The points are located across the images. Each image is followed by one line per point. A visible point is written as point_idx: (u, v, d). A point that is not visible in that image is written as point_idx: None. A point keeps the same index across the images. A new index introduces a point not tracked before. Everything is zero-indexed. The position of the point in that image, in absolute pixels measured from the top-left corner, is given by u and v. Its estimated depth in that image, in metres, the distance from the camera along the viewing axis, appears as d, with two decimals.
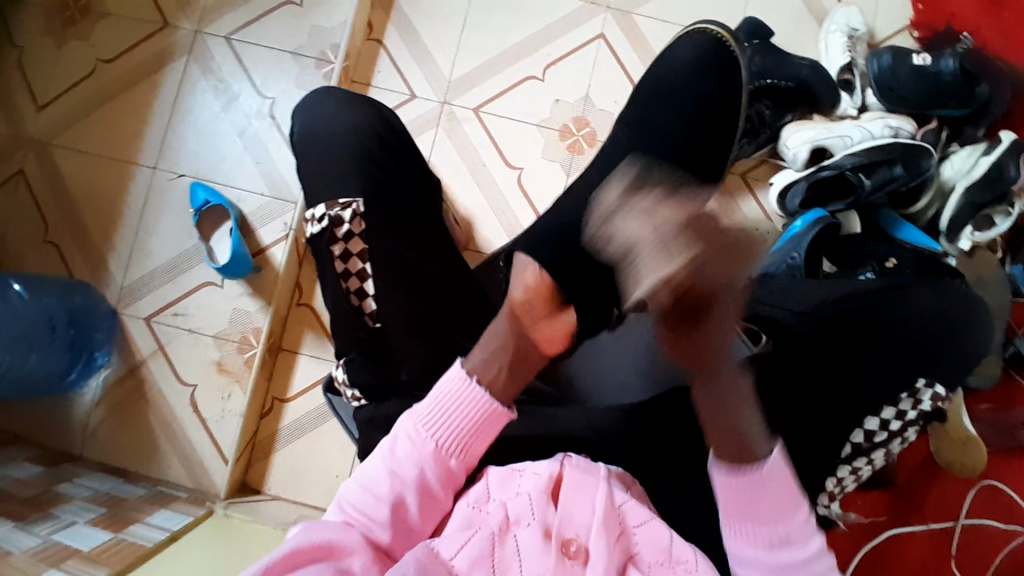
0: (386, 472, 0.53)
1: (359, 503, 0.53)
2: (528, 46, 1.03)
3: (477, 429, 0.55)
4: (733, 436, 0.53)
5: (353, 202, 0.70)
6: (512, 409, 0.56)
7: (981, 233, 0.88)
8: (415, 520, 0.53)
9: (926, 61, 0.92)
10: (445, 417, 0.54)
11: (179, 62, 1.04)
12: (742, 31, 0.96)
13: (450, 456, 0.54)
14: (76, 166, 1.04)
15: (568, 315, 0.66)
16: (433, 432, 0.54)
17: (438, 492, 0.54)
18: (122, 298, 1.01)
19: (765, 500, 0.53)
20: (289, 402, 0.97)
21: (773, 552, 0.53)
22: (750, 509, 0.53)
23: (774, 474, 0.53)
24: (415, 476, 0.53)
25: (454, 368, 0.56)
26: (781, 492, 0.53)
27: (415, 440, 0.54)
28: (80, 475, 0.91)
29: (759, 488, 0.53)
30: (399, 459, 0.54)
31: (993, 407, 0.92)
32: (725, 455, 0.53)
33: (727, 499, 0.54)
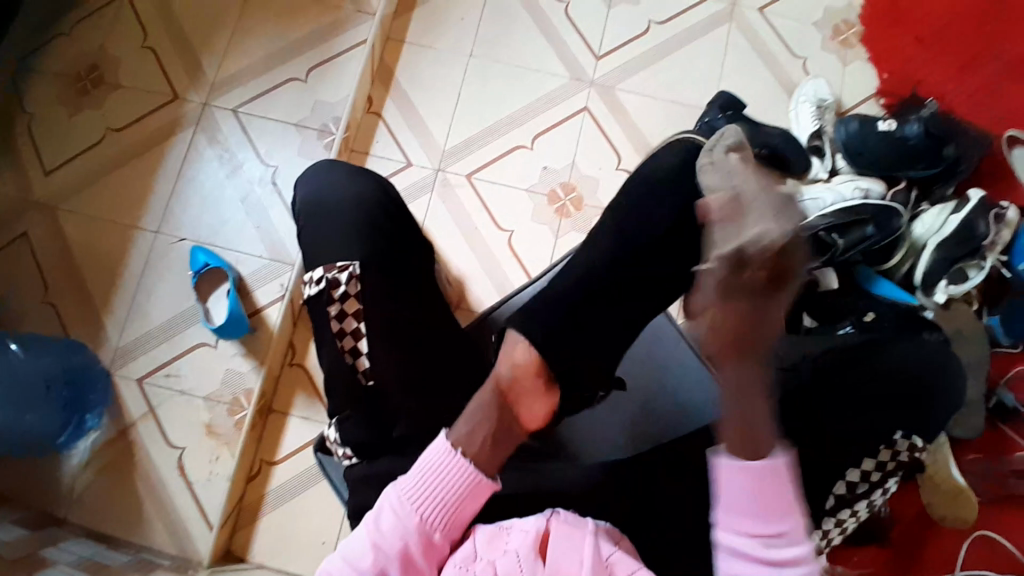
0: (369, 544, 0.53)
1: (344, 574, 0.53)
2: (517, 117, 1.09)
3: (461, 501, 0.56)
4: (751, 438, 0.53)
5: (351, 264, 0.72)
6: (495, 480, 0.57)
7: (954, 287, 0.92)
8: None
9: (892, 127, 0.98)
10: (429, 488, 0.55)
11: (185, 133, 1.10)
12: (716, 103, 1.03)
13: (434, 530, 0.54)
14: (79, 229, 1.07)
15: (553, 396, 0.62)
16: (419, 506, 0.55)
17: (422, 562, 0.54)
18: (116, 358, 1.01)
19: (767, 499, 0.53)
20: (277, 464, 0.96)
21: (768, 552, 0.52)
22: (753, 507, 0.53)
23: (777, 474, 0.53)
24: (399, 547, 0.53)
25: (438, 438, 0.58)
26: (771, 481, 0.52)
27: (398, 513, 0.54)
28: (64, 540, 0.89)
29: (763, 485, 0.53)
30: (383, 531, 0.54)
31: (982, 458, 0.92)
32: (732, 447, 0.54)
33: (726, 492, 0.54)
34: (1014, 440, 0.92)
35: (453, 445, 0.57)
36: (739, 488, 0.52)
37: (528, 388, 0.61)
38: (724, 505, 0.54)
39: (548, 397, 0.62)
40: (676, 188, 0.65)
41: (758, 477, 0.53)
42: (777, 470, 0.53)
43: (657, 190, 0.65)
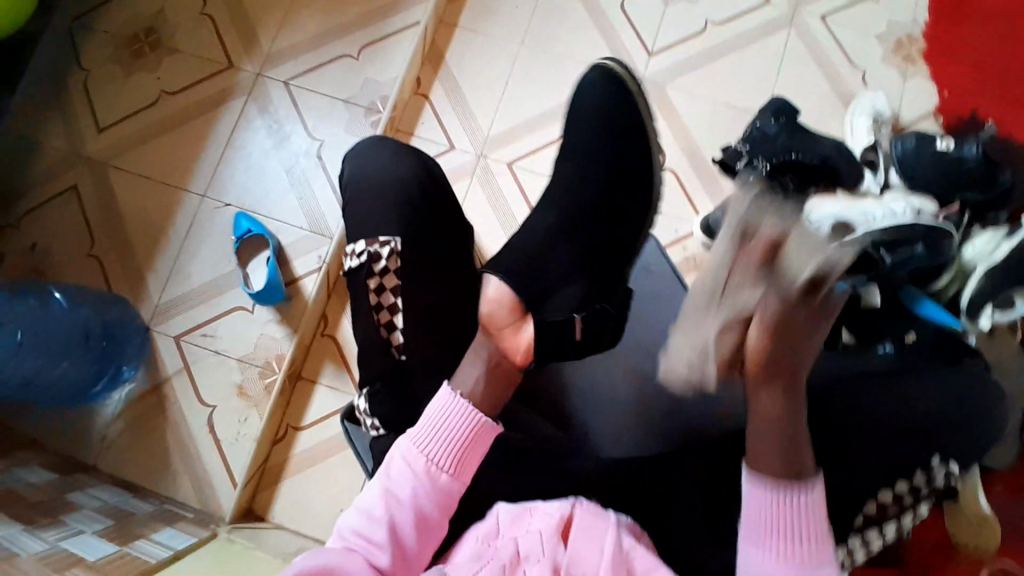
0: (382, 494, 0.55)
1: (360, 527, 0.54)
2: (564, 109, 1.09)
3: (466, 437, 0.57)
4: (778, 452, 0.56)
5: (392, 240, 0.73)
6: (499, 422, 0.59)
7: (1002, 314, 0.88)
8: (412, 543, 0.54)
9: (949, 147, 0.94)
10: (436, 434, 0.57)
11: (238, 101, 1.12)
12: (768, 109, 1.02)
13: (442, 471, 0.56)
14: (130, 187, 1.10)
15: (528, 330, 0.63)
16: (424, 447, 0.57)
17: (434, 510, 0.55)
18: (156, 315, 1.04)
19: (792, 527, 0.54)
20: (301, 431, 0.97)
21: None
22: (779, 532, 0.55)
23: (803, 502, 0.55)
24: (411, 498, 0.55)
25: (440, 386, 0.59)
26: (800, 508, 0.55)
27: (408, 460, 0.56)
28: (91, 487, 0.92)
29: (792, 516, 0.55)
30: (395, 481, 0.56)
31: (1015, 494, 0.89)
32: (763, 475, 0.56)
33: (752, 518, 0.56)
34: None
35: (458, 392, 0.59)
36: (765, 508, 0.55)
37: (500, 323, 0.64)
38: (747, 531, 0.56)
39: (524, 331, 0.63)
40: (606, 147, 0.75)
41: (783, 504, 0.55)
42: (808, 506, 0.55)
43: (597, 144, 0.75)
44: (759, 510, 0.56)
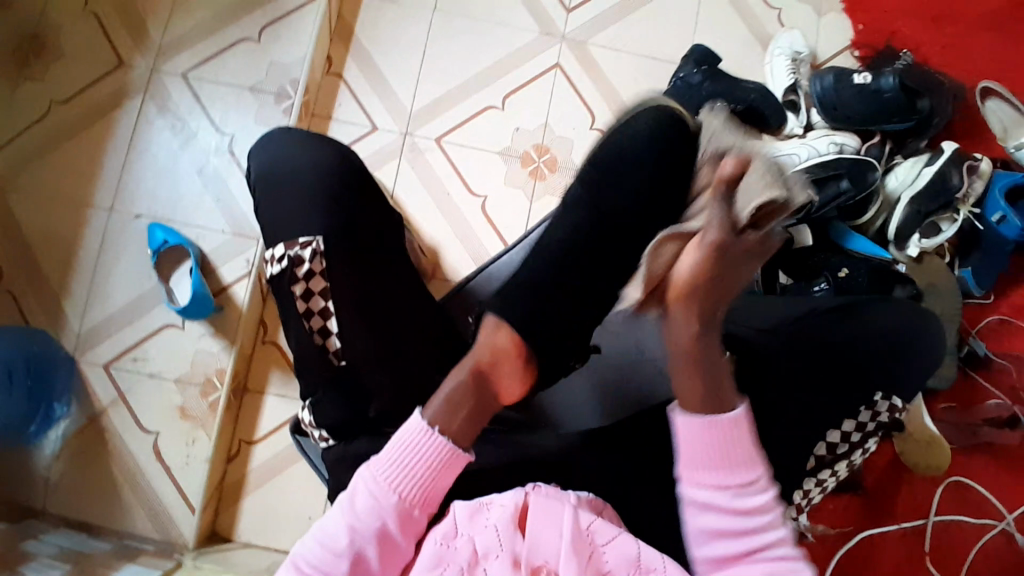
0: (344, 527, 0.53)
1: (319, 558, 0.53)
2: (486, 76, 1.05)
3: (436, 471, 0.54)
4: (711, 388, 0.54)
5: (313, 240, 0.69)
6: (470, 452, 0.56)
7: (927, 240, 0.93)
8: (377, 568, 0.53)
9: (867, 80, 0.96)
10: (406, 467, 0.54)
11: (134, 101, 1.03)
12: (691, 58, 1.00)
13: (413, 506, 0.54)
14: (29, 210, 1.01)
15: (530, 366, 0.59)
16: (390, 481, 0.54)
17: (399, 537, 0.54)
18: (80, 344, 0.98)
19: (726, 455, 0.54)
20: (257, 442, 0.94)
21: (735, 502, 0.54)
22: (713, 463, 0.54)
23: (739, 427, 0.54)
24: (376, 529, 0.53)
25: (414, 416, 0.56)
26: (731, 433, 0.54)
27: (371, 493, 0.54)
28: (44, 532, 0.87)
29: (724, 443, 0.54)
30: (359, 515, 0.53)
31: (951, 405, 0.95)
32: (693, 406, 0.54)
33: (689, 448, 0.55)
34: (982, 386, 0.95)
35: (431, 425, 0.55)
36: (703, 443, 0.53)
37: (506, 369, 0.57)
38: (686, 460, 0.55)
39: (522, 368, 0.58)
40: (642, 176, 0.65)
41: (717, 433, 0.54)
42: (738, 426, 0.54)
43: (632, 164, 0.65)
44: (693, 439, 0.54)
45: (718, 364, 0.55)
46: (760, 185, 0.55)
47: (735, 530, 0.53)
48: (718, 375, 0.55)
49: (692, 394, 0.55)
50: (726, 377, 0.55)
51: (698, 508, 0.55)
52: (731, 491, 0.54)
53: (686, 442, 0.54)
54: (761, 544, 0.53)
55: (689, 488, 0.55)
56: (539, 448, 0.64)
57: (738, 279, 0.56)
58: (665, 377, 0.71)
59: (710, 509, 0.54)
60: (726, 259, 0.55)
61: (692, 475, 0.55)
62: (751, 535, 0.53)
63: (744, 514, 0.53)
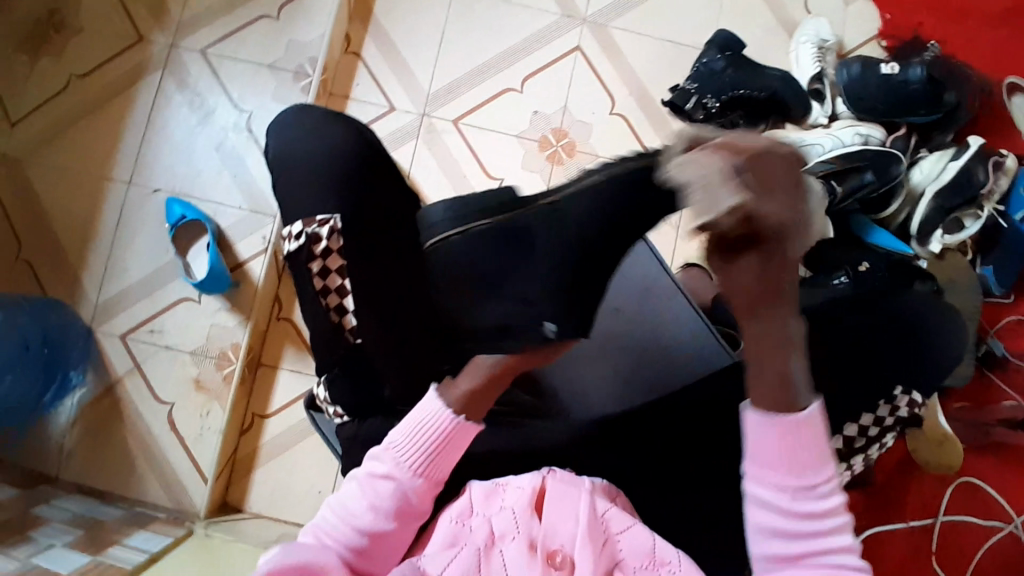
0: (365, 505, 0.53)
1: (340, 530, 0.52)
2: (505, 58, 1.04)
3: (456, 453, 0.55)
4: (780, 385, 0.45)
5: (330, 218, 0.69)
6: (481, 422, 0.56)
7: (949, 237, 0.91)
8: (395, 543, 0.53)
9: (894, 70, 0.93)
10: (430, 449, 0.54)
11: (153, 76, 1.04)
12: (714, 44, 0.99)
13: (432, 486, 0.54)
14: (49, 182, 1.02)
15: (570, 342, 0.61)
16: (413, 464, 0.54)
17: (417, 516, 0.54)
18: (98, 315, 0.99)
19: (799, 454, 0.45)
20: (269, 417, 0.95)
21: (801, 509, 0.46)
22: (780, 462, 0.45)
23: (813, 425, 0.45)
24: (396, 507, 0.53)
25: (439, 401, 0.55)
26: (804, 431, 0.45)
27: (392, 474, 0.53)
28: (56, 498, 0.89)
29: (795, 440, 0.45)
30: (380, 493, 0.53)
31: (966, 405, 0.94)
32: (762, 401, 0.46)
33: (755, 444, 0.46)
34: (999, 386, 0.94)
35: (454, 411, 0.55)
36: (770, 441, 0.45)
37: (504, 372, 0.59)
38: (751, 456, 0.46)
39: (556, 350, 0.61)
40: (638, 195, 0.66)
41: (790, 429, 0.45)
42: (814, 423, 0.45)
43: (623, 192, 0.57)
44: (760, 436, 0.46)
45: (792, 351, 0.46)
46: (719, 173, 0.46)
47: (797, 540, 0.46)
48: (793, 366, 0.45)
49: (757, 388, 0.46)
50: (796, 366, 0.45)
51: (756, 512, 0.47)
52: (796, 495, 0.46)
53: (752, 438, 0.46)
54: (823, 556, 0.46)
55: (749, 490, 0.47)
56: (550, 431, 0.64)
57: (780, 221, 0.44)
58: (678, 362, 0.71)
59: (770, 512, 0.46)
60: (750, 212, 0.44)
61: (757, 475, 0.46)
62: (814, 540, 0.46)
63: (810, 519, 0.46)
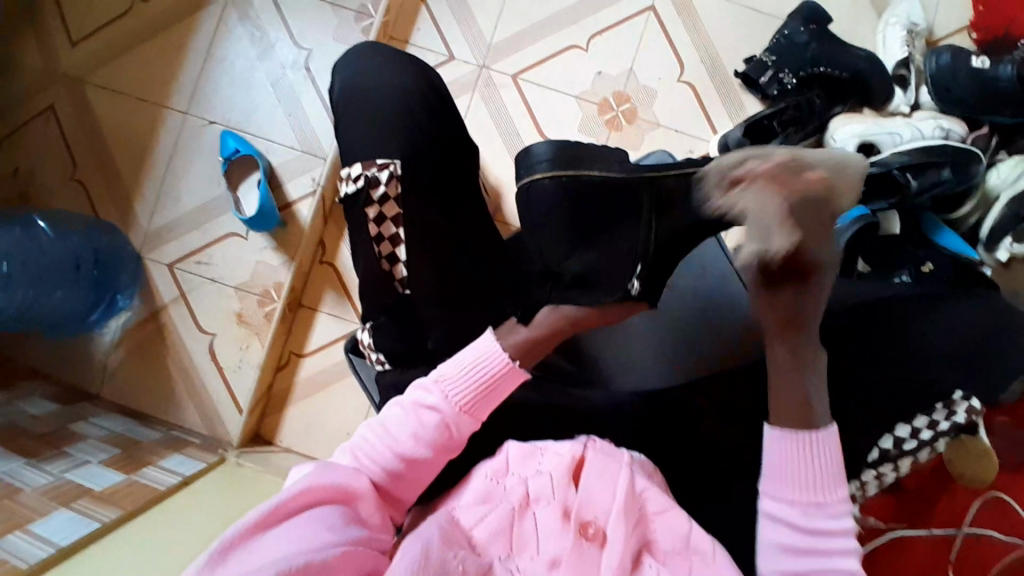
0: (408, 432, 0.52)
1: (377, 453, 0.52)
2: (574, 14, 0.99)
3: (501, 395, 0.56)
4: (797, 402, 0.52)
5: (391, 163, 0.68)
6: (525, 370, 0.57)
7: (1021, 246, 0.85)
8: (430, 468, 0.53)
9: (985, 65, 0.86)
10: (475, 385, 0.54)
11: (216, 5, 1.02)
12: (800, 15, 0.93)
13: (470, 416, 0.54)
14: (107, 104, 1.03)
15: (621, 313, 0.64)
16: (461, 401, 0.54)
17: (454, 449, 0.54)
18: (147, 242, 1.00)
19: (811, 471, 0.49)
20: (306, 356, 0.97)
21: (808, 520, 0.48)
22: (790, 479, 0.49)
23: (826, 446, 0.49)
24: (437, 439, 0.53)
25: (492, 345, 0.56)
26: (812, 449, 0.49)
27: (437, 405, 0.53)
28: (95, 415, 0.92)
29: (808, 455, 0.49)
30: (423, 422, 0.53)
31: (1010, 422, 0.90)
32: (783, 417, 0.51)
33: (773, 464, 0.50)
34: None
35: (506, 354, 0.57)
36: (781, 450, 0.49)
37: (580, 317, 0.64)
38: (769, 477, 0.50)
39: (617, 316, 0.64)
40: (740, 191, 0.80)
41: (805, 447, 0.49)
42: (829, 444, 0.49)
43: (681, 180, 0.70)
44: (776, 449, 0.50)
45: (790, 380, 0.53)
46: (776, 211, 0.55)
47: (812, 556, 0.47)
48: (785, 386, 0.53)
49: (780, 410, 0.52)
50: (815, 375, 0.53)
51: (771, 526, 0.49)
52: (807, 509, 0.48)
53: (774, 456, 0.50)
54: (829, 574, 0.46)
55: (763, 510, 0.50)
56: (588, 401, 0.63)
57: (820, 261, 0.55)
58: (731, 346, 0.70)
59: (781, 526, 0.48)
60: (800, 250, 0.54)
61: (771, 489, 0.50)
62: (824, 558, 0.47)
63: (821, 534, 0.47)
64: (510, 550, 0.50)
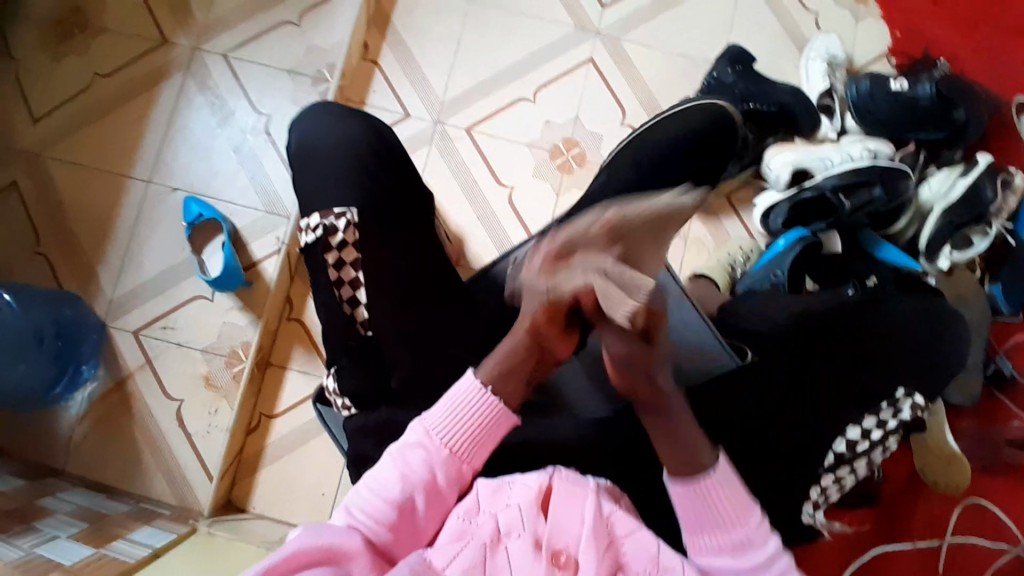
0: (397, 475, 0.54)
1: (369, 505, 0.53)
2: (520, 69, 1.05)
3: (491, 435, 0.57)
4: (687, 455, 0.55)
5: (347, 211, 0.71)
6: (518, 417, 0.59)
7: (959, 253, 0.91)
8: (421, 520, 0.54)
9: (903, 87, 0.95)
10: (455, 419, 0.56)
11: (175, 78, 1.06)
12: (726, 58, 1.00)
13: (462, 461, 0.55)
14: (69, 177, 1.04)
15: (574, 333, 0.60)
16: (445, 437, 0.55)
17: (444, 491, 0.55)
18: (111, 311, 1.00)
19: (718, 514, 0.54)
20: (276, 417, 0.96)
21: (731, 553, 0.53)
22: (703, 521, 0.54)
23: (718, 483, 0.54)
24: (424, 478, 0.54)
25: (467, 374, 0.58)
26: (710, 492, 0.54)
27: (429, 446, 0.55)
28: (62, 490, 0.89)
29: (713, 498, 0.54)
30: (410, 463, 0.54)
31: (973, 423, 0.93)
32: (673, 467, 0.55)
33: (687, 515, 0.55)
34: (1008, 406, 0.93)
35: (483, 383, 0.57)
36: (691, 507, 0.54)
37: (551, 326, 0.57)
38: (688, 528, 0.55)
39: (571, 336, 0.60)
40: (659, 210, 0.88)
41: (699, 490, 0.54)
42: (720, 479, 0.54)
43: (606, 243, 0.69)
44: (680, 505, 0.55)
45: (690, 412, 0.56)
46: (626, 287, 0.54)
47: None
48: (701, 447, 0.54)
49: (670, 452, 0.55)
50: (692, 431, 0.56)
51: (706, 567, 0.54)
52: (729, 548, 0.54)
53: (683, 507, 0.55)
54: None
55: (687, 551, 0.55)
56: (555, 432, 0.64)
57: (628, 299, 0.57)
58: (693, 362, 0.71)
59: (715, 567, 0.54)
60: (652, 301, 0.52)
61: (691, 537, 0.55)
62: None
63: (744, 563, 0.53)
64: None
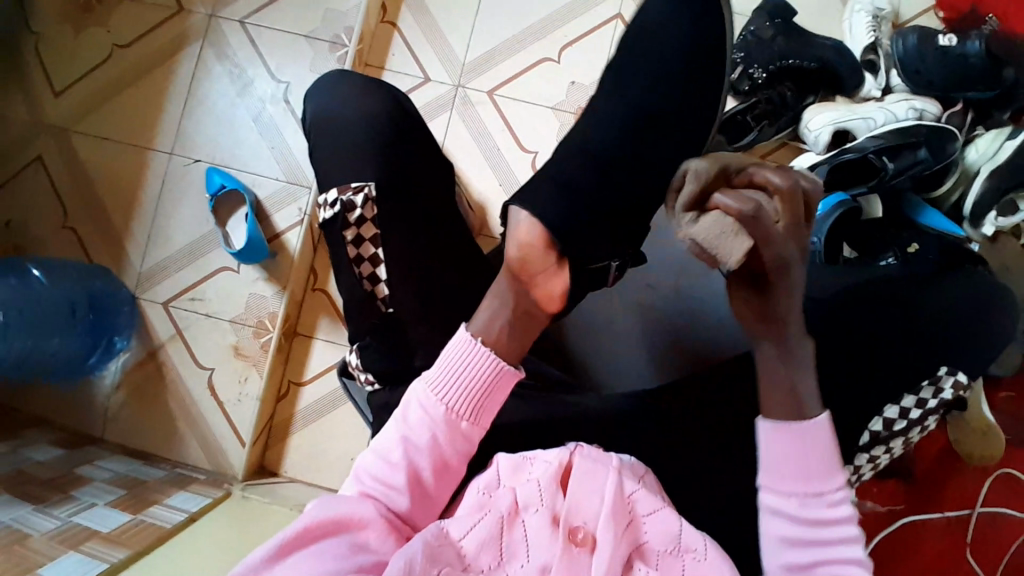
0: (398, 438, 0.53)
1: (379, 472, 0.52)
2: (543, 27, 1.01)
3: (499, 398, 0.54)
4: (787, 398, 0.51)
5: (366, 185, 0.71)
6: (520, 369, 0.55)
7: (1004, 219, 0.85)
8: (429, 485, 0.52)
9: (953, 42, 0.88)
10: (454, 378, 0.53)
11: (193, 47, 1.04)
12: (764, 11, 0.94)
13: (462, 418, 0.53)
14: (92, 152, 1.05)
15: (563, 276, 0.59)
16: (449, 400, 0.53)
17: (454, 459, 0.53)
18: (141, 283, 1.02)
19: (807, 462, 0.50)
20: (305, 385, 0.98)
21: (808, 513, 0.50)
22: (793, 469, 0.50)
23: (819, 431, 0.50)
24: (427, 441, 0.52)
25: (459, 332, 0.55)
26: (810, 440, 0.50)
27: (427, 404, 0.53)
28: (101, 458, 0.93)
29: (804, 447, 0.50)
30: (412, 426, 0.53)
31: (1013, 396, 0.90)
32: (772, 409, 0.52)
33: (771, 457, 0.51)
34: None
35: (475, 336, 0.55)
36: (781, 450, 0.50)
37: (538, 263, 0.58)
38: (767, 469, 0.51)
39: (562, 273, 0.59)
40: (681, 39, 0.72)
41: (799, 434, 0.50)
42: (819, 429, 0.50)
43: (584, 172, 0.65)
44: (768, 445, 0.51)
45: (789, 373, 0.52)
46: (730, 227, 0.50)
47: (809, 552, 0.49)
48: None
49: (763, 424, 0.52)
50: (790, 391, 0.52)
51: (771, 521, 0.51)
52: (803, 501, 0.50)
53: (771, 449, 0.51)
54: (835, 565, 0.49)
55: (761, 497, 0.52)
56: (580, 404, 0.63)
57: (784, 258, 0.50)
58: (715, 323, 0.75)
59: (781, 521, 0.50)
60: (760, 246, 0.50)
61: (773, 484, 0.51)
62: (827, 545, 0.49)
63: (823, 524, 0.49)
64: (499, 559, 0.50)
